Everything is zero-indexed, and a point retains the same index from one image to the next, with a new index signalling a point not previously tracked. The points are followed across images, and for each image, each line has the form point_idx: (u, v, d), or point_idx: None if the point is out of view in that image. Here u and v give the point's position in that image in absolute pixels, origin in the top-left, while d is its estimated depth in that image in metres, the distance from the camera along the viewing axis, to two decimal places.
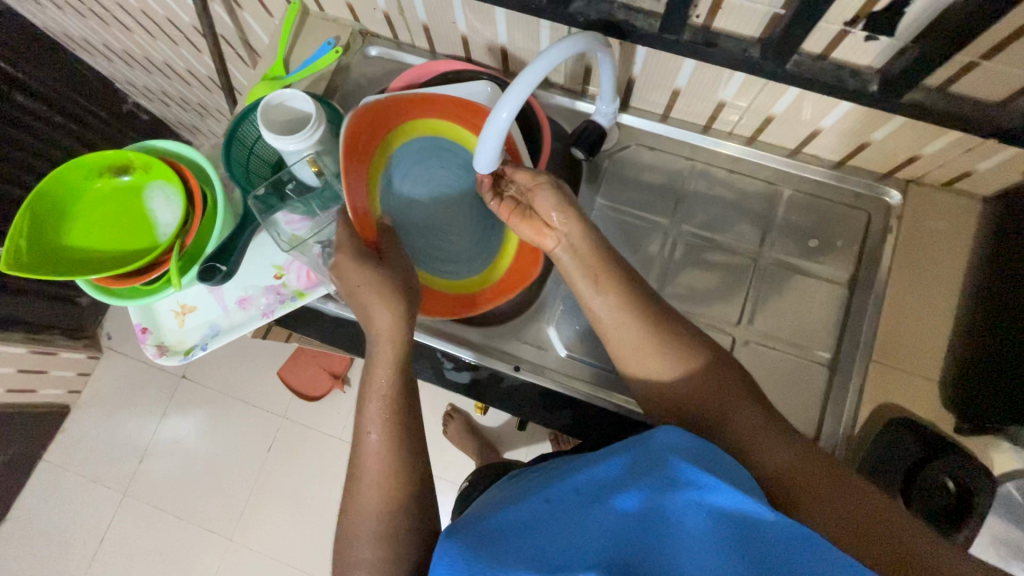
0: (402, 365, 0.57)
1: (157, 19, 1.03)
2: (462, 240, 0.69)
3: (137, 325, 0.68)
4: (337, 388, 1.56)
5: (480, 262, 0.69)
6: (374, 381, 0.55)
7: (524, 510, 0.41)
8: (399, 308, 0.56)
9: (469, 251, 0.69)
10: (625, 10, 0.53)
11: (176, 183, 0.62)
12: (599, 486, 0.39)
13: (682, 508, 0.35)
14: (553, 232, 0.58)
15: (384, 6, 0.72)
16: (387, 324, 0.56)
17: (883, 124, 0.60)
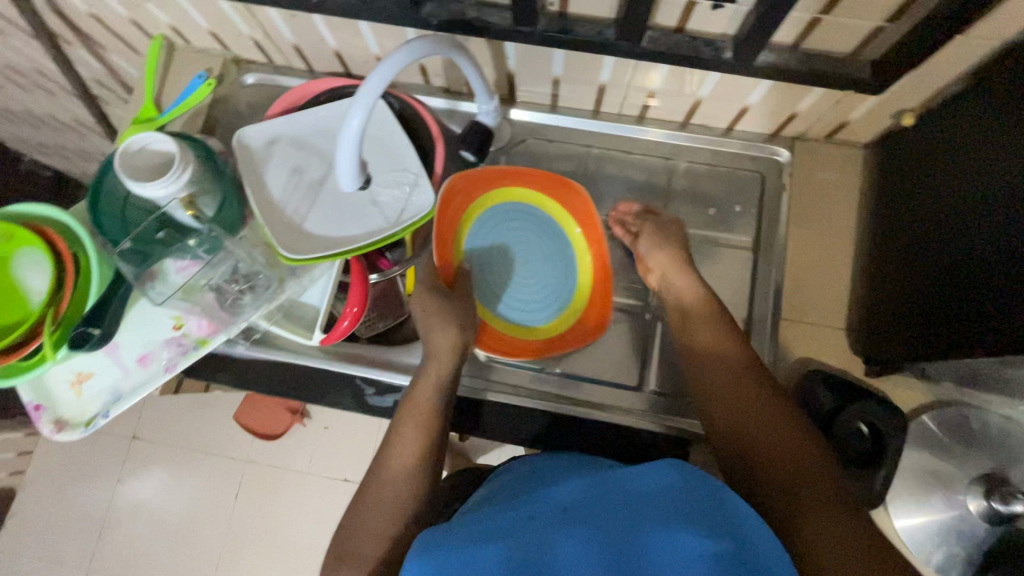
0: (444, 397, 0.58)
1: (25, 71, 0.96)
2: (522, 294, 0.70)
3: (29, 403, 0.63)
4: (297, 423, 1.49)
5: (545, 316, 0.70)
6: (418, 399, 0.57)
7: (504, 518, 0.44)
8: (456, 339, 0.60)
9: (529, 305, 0.70)
10: (477, 9, 0.53)
11: (40, 247, 0.58)
12: (562, 506, 0.43)
13: (563, 522, 0.41)
14: (653, 270, 0.65)
15: (248, 31, 0.69)
16: (445, 347, 0.59)
17: (754, 88, 0.61)
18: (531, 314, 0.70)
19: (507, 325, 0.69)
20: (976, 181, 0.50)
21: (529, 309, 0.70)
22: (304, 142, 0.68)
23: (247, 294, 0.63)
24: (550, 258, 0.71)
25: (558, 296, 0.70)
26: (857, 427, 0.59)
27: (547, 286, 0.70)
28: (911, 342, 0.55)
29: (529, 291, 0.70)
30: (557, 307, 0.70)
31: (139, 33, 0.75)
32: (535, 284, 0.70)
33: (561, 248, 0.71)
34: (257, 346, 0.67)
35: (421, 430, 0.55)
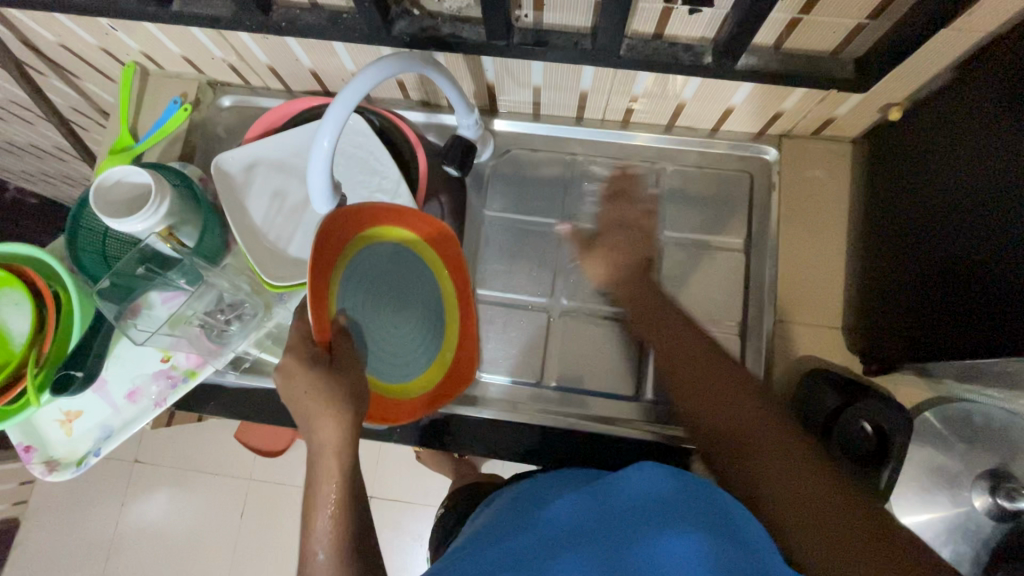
0: (350, 478, 0.48)
1: (1, 103, 0.95)
2: (399, 344, 0.62)
3: (19, 445, 0.62)
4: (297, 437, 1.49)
5: (426, 356, 0.64)
6: (320, 493, 0.47)
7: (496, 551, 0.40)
8: (345, 420, 0.49)
9: (409, 352, 0.63)
10: (450, 23, 0.51)
11: (19, 288, 0.57)
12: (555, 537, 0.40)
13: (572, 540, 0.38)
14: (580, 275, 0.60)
15: (221, 54, 0.68)
16: (332, 437, 0.49)
17: (737, 88, 0.60)
18: (411, 362, 0.63)
19: (388, 389, 0.60)
20: (968, 190, 0.49)
21: (413, 356, 0.63)
22: (284, 165, 0.67)
23: (234, 324, 0.63)
24: (415, 294, 0.63)
25: (433, 331, 0.64)
26: (860, 427, 0.56)
27: (421, 325, 0.64)
28: (911, 340, 0.54)
29: (404, 338, 0.62)
30: (431, 343, 0.64)
31: (111, 61, 0.74)
32: (406, 329, 0.62)
33: (422, 278, 0.64)
34: (248, 374, 0.66)
35: (337, 525, 0.46)
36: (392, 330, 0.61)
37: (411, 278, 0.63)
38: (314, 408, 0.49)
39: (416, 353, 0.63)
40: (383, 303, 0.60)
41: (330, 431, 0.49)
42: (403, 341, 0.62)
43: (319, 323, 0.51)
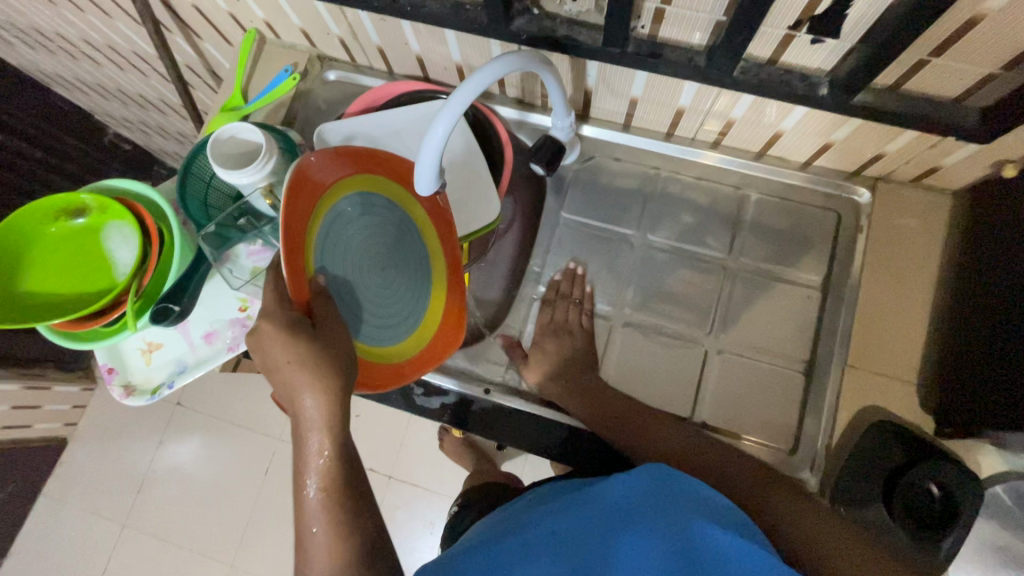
0: (342, 447, 0.48)
1: (123, 52, 1.03)
2: (387, 299, 0.56)
3: (103, 365, 0.67)
4: None
5: (421, 308, 0.59)
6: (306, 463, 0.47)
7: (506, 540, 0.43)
8: (331, 394, 0.47)
9: (399, 304, 0.57)
10: (567, 25, 0.53)
11: (131, 222, 0.61)
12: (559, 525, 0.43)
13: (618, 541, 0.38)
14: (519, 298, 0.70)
15: (338, 30, 0.71)
16: (319, 410, 0.47)
17: (842, 124, 0.58)
18: (403, 316, 0.58)
19: (382, 352, 0.56)
20: None
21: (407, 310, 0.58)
22: (379, 141, 0.69)
23: None
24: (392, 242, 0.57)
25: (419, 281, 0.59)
26: (927, 487, 0.56)
27: (407, 278, 0.58)
28: (985, 411, 0.53)
29: (391, 292, 0.56)
30: (418, 308, 0.59)
31: (235, 25, 0.79)
32: (393, 284, 0.56)
33: (396, 223, 0.57)
34: None
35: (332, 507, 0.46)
36: (376, 287, 0.55)
37: (390, 224, 0.56)
38: (297, 381, 0.47)
39: (409, 305, 0.58)
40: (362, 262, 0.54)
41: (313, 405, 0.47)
42: (387, 296, 0.56)
43: (296, 291, 0.46)
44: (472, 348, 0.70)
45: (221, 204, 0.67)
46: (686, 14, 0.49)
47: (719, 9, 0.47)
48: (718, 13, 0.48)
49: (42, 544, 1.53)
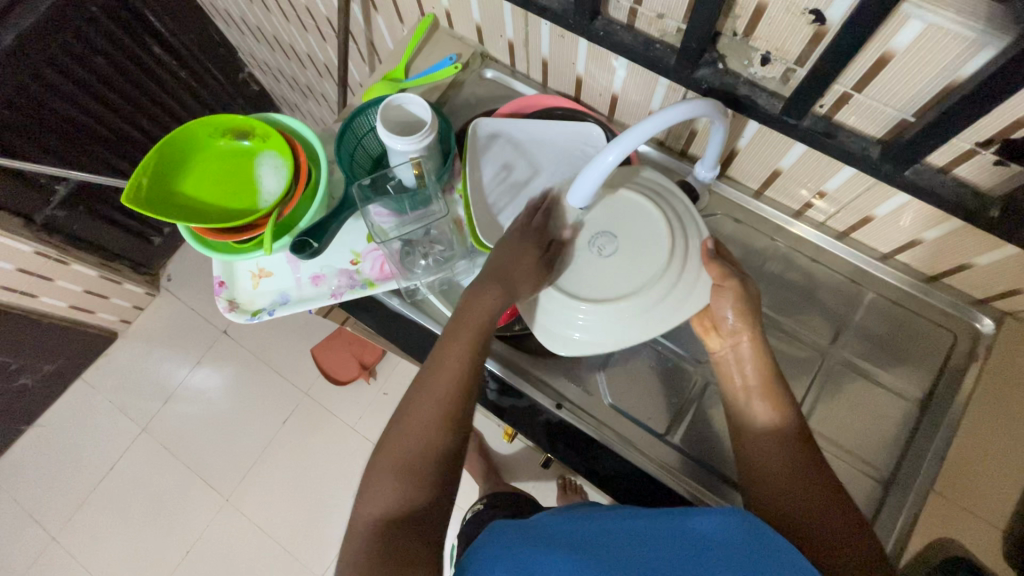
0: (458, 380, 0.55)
1: (296, 6, 1.12)
2: (674, 233, 0.58)
3: (216, 277, 0.71)
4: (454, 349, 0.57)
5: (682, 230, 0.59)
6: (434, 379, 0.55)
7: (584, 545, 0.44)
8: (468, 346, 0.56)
9: (679, 266, 0.57)
10: (749, 86, 0.55)
11: (287, 155, 0.66)
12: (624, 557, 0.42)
13: None
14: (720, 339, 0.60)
15: (511, 36, 0.76)
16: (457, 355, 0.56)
17: (989, 250, 0.58)
18: (695, 264, 0.58)
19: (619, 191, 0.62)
20: None
21: (681, 286, 0.57)
22: (522, 145, 0.72)
23: (425, 259, 0.69)
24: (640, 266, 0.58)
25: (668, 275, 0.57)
26: None
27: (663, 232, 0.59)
28: None
29: (660, 247, 0.57)
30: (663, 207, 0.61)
31: (415, 7, 0.85)
32: (642, 256, 0.58)
33: (582, 338, 0.59)
34: (413, 307, 0.69)
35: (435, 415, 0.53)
36: (652, 225, 0.59)
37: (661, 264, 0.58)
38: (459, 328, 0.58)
39: (681, 299, 0.58)
40: (621, 219, 0.59)
41: (460, 338, 0.57)
42: (667, 236, 0.58)
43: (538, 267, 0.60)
44: (552, 361, 0.69)
45: (363, 162, 0.72)
46: (874, 104, 0.50)
47: (911, 109, 0.49)
48: (908, 111, 0.49)
49: (65, 425, 1.60)
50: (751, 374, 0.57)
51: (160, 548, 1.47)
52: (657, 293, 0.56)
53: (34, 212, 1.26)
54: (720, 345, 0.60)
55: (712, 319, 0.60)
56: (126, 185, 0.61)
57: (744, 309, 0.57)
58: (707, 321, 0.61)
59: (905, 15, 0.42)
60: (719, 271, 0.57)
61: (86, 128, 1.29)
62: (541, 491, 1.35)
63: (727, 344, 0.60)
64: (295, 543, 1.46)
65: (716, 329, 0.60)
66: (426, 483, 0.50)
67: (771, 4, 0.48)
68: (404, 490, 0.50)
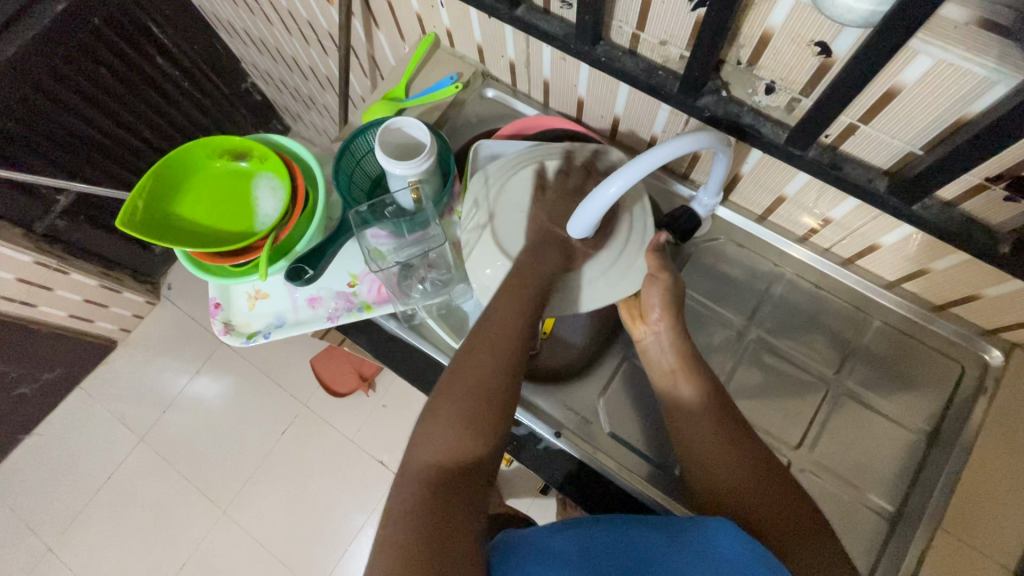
0: (491, 390, 0.51)
1: (298, 19, 1.12)
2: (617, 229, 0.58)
3: (212, 299, 0.70)
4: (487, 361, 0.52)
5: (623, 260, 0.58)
6: (462, 381, 0.51)
7: None
8: (494, 358, 0.52)
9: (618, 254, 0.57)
10: (753, 114, 0.54)
11: (284, 177, 0.66)
12: None
13: None
14: (647, 326, 0.59)
15: (513, 56, 0.75)
16: (485, 365, 0.52)
17: (999, 282, 0.56)
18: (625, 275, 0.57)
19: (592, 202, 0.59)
20: None
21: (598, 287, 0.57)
22: None
23: (423, 283, 0.68)
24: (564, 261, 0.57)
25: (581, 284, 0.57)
26: None
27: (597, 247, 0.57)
28: None
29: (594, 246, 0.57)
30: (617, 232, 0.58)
31: (416, 25, 0.84)
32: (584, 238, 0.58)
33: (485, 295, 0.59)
34: (410, 330, 0.68)
35: (457, 424, 0.49)
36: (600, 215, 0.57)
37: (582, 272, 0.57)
38: (484, 335, 0.54)
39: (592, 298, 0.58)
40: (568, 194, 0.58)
41: (487, 345, 0.53)
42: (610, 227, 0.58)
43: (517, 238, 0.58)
44: (550, 387, 0.68)
45: (361, 183, 0.72)
46: (881, 136, 0.49)
47: (919, 142, 0.48)
48: (916, 145, 0.48)
49: (62, 435, 1.59)
50: (671, 361, 0.57)
51: (157, 560, 1.46)
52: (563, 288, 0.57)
53: (35, 222, 1.26)
54: (645, 333, 0.59)
55: (639, 309, 0.60)
56: (121, 208, 0.61)
57: (669, 302, 0.58)
58: (636, 310, 0.61)
59: (913, 50, 0.41)
60: (655, 263, 0.58)
61: (88, 138, 1.29)
62: (539, 508, 1.33)
63: (652, 332, 0.59)
64: (292, 557, 1.44)
65: (642, 317, 0.59)
66: (449, 487, 0.46)
67: (776, 34, 0.48)
68: (422, 499, 0.45)
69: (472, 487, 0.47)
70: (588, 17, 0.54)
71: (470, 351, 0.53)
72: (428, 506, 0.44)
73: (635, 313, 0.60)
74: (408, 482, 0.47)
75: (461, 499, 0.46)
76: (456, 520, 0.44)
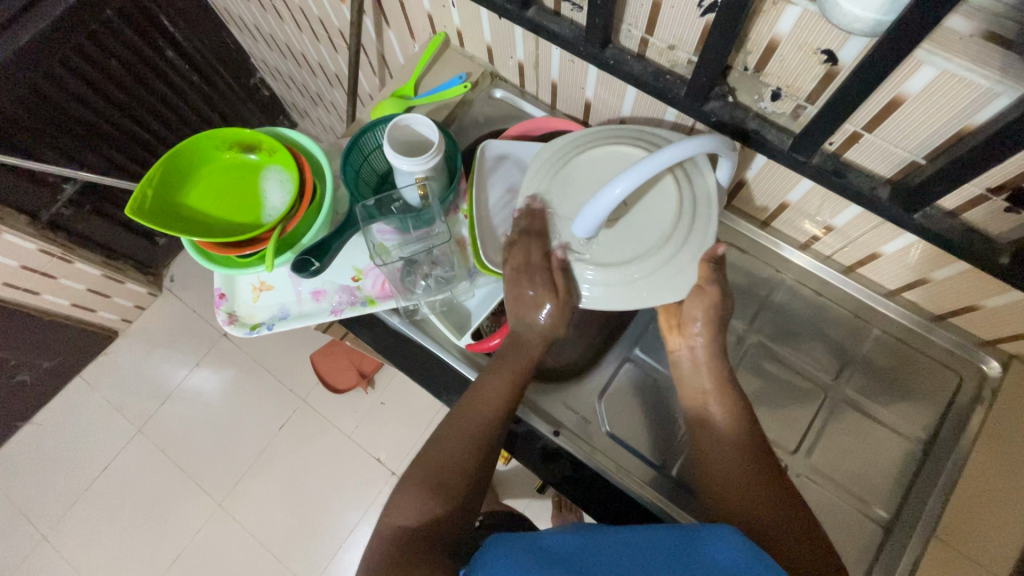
0: (461, 461, 0.55)
1: (310, 17, 1.13)
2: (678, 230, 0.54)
3: (217, 290, 0.71)
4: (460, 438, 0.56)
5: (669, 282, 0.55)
6: (437, 453, 0.55)
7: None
8: (465, 436, 0.56)
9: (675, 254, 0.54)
10: (758, 120, 0.54)
11: (292, 171, 0.66)
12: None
13: None
14: (683, 338, 0.61)
15: (522, 57, 0.76)
16: (458, 441, 0.56)
17: (998, 293, 0.57)
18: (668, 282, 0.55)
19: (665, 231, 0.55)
20: None
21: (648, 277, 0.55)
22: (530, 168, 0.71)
23: (427, 279, 0.68)
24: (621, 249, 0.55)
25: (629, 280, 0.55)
26: None
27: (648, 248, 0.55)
28: None
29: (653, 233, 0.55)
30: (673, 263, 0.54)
31: (426, 24, 0.85)
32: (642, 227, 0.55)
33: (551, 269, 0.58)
34: (413, 326, 0.70)
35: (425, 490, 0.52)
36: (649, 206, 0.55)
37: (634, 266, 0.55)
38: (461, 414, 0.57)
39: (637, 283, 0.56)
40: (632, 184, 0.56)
41: (463, 422, 0.57)
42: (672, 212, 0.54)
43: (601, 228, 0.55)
44: (550, 386, 0.69)
45: (368, 179, 0.73)
46: (884, 145, 0.50)
47: (922, 152, 0.49)
48: (919, 154, 0.49)
49: (60, 423, 1.59)
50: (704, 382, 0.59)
51: (151, 551, 1.46)
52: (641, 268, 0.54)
53: (41, 210, 1.27)
54: (680, 344, 0.61)
55: (677, 318, 0.61)
56: (130, 195, 0.61)
57: (711, 317, 0.58)
58: (673, 319, 0.62)
59: (919, 61, 0.42)
60: (706, 274, 0.55)
61: (95, 129, 1.30)
62: (535, 510, 1.33)
63: (688, 344, 0.60)
64: (286, 552, 1.44)
65: (680, 328, 0.61)
66: (412, 545, 0.49)
67: (784, 41, 0.48)
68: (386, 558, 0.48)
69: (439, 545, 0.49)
70: (598, 20, 0.54)
71: (446, 427, 0.57)
72: (391, 560, 0.47)
73: (672, 323, 0.62)
74: (378, 544, 0.50)
75: (421, 556, 0.48)
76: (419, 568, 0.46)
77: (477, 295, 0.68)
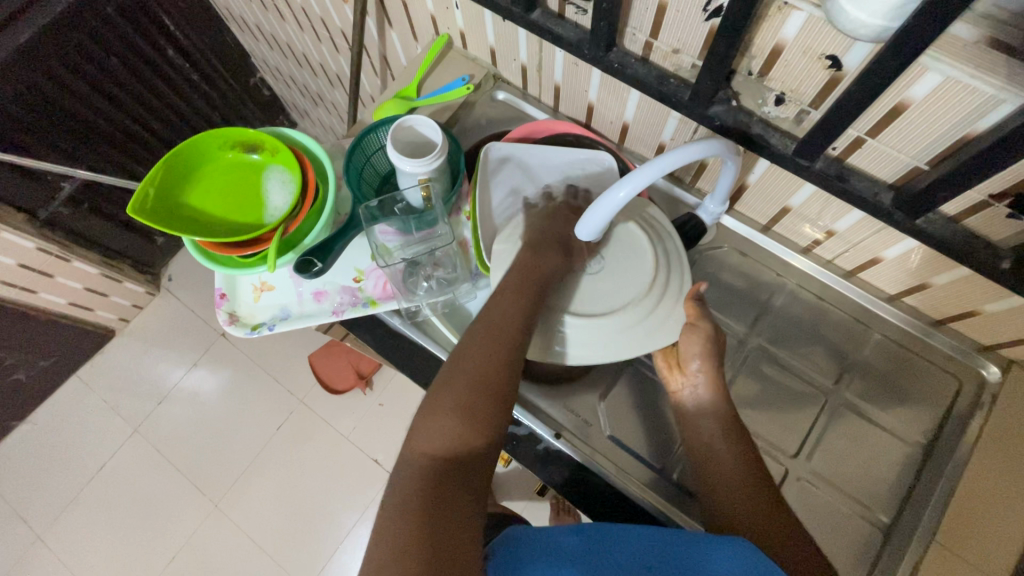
0: (493, 379, 0.51)
1: (312, 17, 1.13)
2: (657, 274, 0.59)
3: (218, 289, 0.70)
4: (496, 355, 0.53)
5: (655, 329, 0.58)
6: (468, 372, 0.52)
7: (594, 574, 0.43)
8: (498, 353, 0.53)
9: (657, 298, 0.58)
10: (762, 125, 0.55)
11: (295, 171, 0.66)
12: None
13: None
14: (684, 376, 0.60)
15: (525, 60, 0.76)
16: (491, 360, 0.52)
17: (998, 298, 0.57)
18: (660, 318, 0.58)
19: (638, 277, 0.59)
20: None
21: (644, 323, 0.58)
22: (533, 171, 0.70)
23: (428, 280, 0.68)
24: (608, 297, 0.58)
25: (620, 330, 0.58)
26: None
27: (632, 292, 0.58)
28: None
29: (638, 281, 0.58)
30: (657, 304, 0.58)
31: (429, 26, 0.85)
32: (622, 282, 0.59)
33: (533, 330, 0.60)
34: (414, 327, 0.69)
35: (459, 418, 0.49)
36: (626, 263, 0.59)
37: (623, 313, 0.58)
38: (489, 330, 0.54)
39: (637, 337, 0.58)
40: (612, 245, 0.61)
41: (490, 334, 0.54)
42: (650, 271, 0.58)
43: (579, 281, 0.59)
44: (551, 387, 0.69)
45: (370, 179, 0.72)
46: (887, 150, 0.50)
47: (924, 158, 0.49)
48: (922, 160, 0.49)
49: (56, 423, 1.58)
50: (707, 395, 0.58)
51: (147, 552, 1.45)
52: (631, 317, 0.57)
53: (39, 208, 1.26)
54: (681, 383, 0.60)
55: (676, 356, 0.61)
56: (133, 194, 0.61)
57: (709, 352, 0.58)
58: (672, 358, 0.62)
59: (923, 67, 0.42)
60: (696, 309, 0.58)
61: (95, 127, 1.29)
62: (533, 512, 1.33)
63: (689, 382, 0.60)
64: (283, 553, 1.43)
65: (680, 367, 0.60)
66: (450, 475, 0.46)
67: (788, 46, 0.48)
68: (420, 488, 0.45)
69: (473, 475, 0.48)
70: (603, 24, 0.55)
71: (474, 343, 0.54)
72: (429, 491, 0.45)
73: (669, 362, 0.62)
74: (407, 470, 0.47)
75: (458, 488, 0.46)
76: (457, 515, 0.44)
77: (478, 296, 0.68)
